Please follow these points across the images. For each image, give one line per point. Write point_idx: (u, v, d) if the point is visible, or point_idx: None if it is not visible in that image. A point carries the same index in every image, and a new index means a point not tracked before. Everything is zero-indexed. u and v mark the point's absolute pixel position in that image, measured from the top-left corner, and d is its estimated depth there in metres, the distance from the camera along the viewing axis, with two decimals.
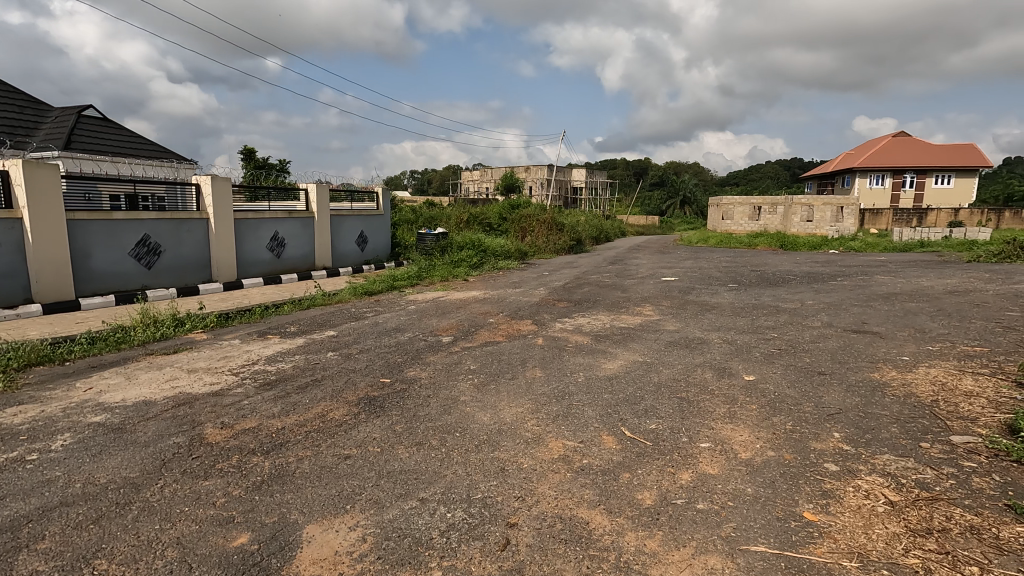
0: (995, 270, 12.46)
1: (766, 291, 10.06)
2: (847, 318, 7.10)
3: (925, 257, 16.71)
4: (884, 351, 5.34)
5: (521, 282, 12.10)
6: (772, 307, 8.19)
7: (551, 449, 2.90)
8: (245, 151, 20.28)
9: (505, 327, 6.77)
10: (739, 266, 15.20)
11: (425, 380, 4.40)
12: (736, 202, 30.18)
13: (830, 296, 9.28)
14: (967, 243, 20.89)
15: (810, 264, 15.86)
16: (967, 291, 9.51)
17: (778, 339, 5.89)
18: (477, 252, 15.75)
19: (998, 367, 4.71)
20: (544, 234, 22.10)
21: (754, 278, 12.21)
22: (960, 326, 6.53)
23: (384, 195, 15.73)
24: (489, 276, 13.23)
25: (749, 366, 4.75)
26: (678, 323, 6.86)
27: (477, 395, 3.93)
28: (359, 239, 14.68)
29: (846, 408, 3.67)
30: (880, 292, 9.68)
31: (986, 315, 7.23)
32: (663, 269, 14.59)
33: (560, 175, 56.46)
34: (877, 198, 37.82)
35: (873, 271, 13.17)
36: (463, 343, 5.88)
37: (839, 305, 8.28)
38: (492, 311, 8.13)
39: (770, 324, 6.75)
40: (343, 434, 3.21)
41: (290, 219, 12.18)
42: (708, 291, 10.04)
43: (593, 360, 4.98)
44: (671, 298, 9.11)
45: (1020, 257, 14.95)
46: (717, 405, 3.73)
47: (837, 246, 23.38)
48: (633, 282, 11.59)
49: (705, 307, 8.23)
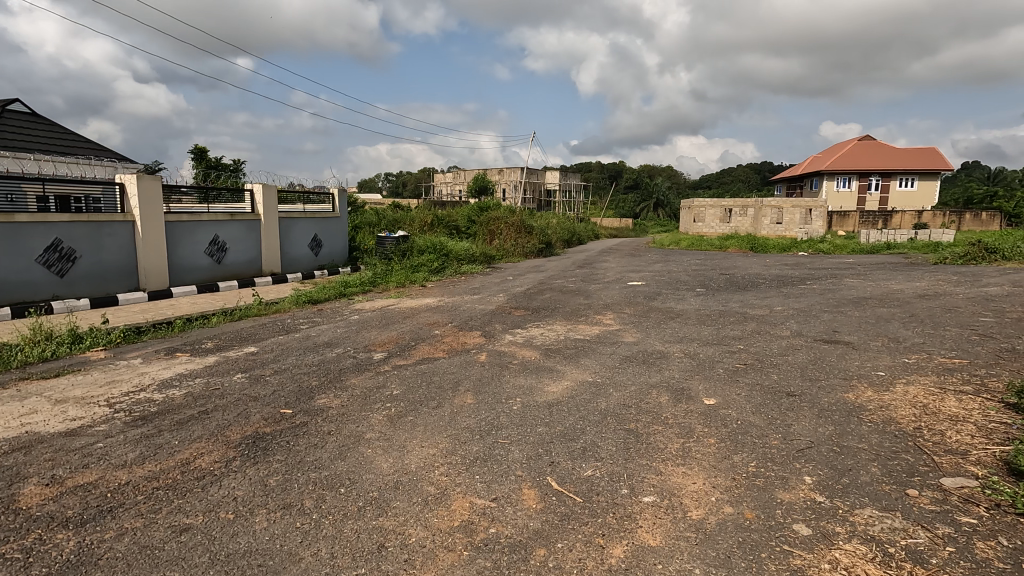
0: (962, 272, 12.28)
1: (734, 296, 9.61)
2: (817, 327, 6.65)
3: (892, 259, 16.63)
4: (857, 365, 4.87)
5: (481, 288, 11.47)
6: (740, 314, 7.71)
7: (453, 512, 2.28)
8: (196, 150, 19.21)
9: (449, 341, 6.13)
10: (708, 270, 14.83)
11: (333, 411, 3.72)
12: (707, 204, 30.07)
13: (800, 301, 8.88)
14: (931, 245, 20.99)
15: (780, 267, 15.59)
16: (937, 295, 9.21)
17: (745, 352, 5.37)
18: (439, 256, 15.06)
19: (981, 383, 4.25)
20: (512, 237, 21.50)
21: (722, 282, 11.79)
22: (935, 334, 6.12)
23: (340, 196, 14.93)
24: (449, 282, 12.58)
25: (710, 386, 4.20)
26: (639, 333, 6.31)
27: (387, 431, 3.28)
28: (312, 243, 13.85)
29: (818, 441, 3.13)
30: (850, 297, 9.32)
31: (959, 322, 6.86)
32: (631, 273, 14.11)
33: (534, 178, 56.05)
34: (844, 201, 38.15)
35: (842, 274, 12.90)
36: (396, 361, 5.22)
37: (809, 311, 7.85)
38: (439, 321, 7.46)
39: (736, 334, 6.25)
40: (196, 493, 2.54)
41: (232, 222, 11.34)
42: (674, 297, 9.56)
43: (536, 381, 4.37)
44: (635, 305, 8.58)
45: (984, 258, 14.92)
46: (669, 440, 3.15)
47: (806, 248, 23.33)
48: (598, 288, 11.06)
49: (669, 315, 7.72)
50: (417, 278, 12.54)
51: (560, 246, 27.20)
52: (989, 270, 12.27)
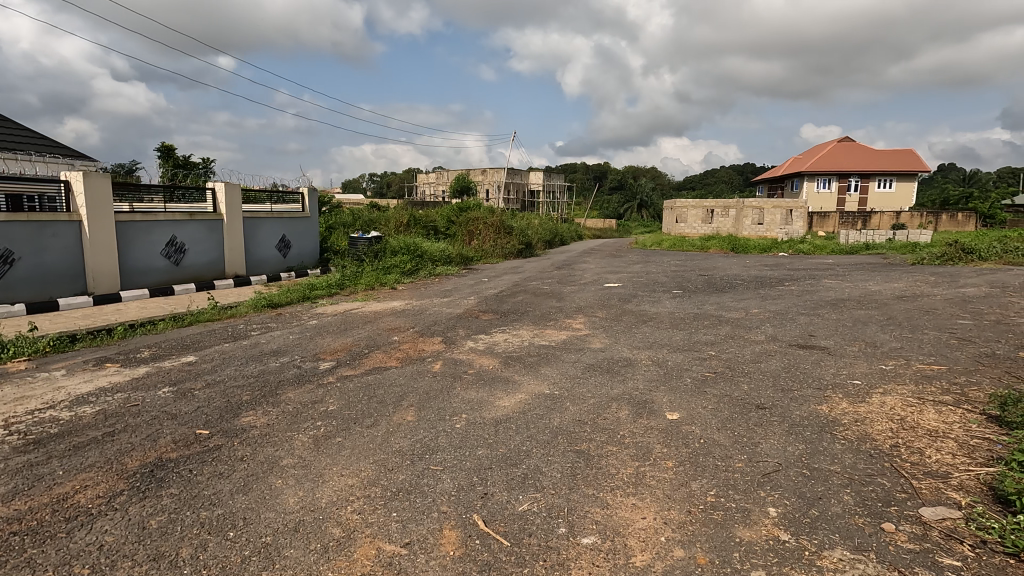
0: (940, 272, 12.20)
1: (711, 298, 9.36)
2: (793, 331, 6.39)
3: (871, 260, 16.59)
4: (833, 373, 4.59)
5: (453, 290, 11.09)
6: (715, 317, 7.44)
7: (354, 563, 1.93)
8: (163, 148, 18.55)
9: (405, 348, 5.75)
10: (688, 270, 14.62)
11: (255, 432, 3.33)
12: (689, 205, 29.96)
13: (777, 303, 8.64)
14: (909, 245, 21.05)
15: (760, 268, 15.44)
16: (915, 297, 9.04)
17: (716, 359, 5.08)
18: (413, 258, 14.65)
19: (962, 393, 3.99)
20: (491, 238, 21.14)
21: (700, 283, 11.57)
22: (912, 338, 5.88)
23: (310, 195, 14.44)
24: (421, 284, 12.19)
25: (676, 398, 3.88)
26: (608, 339, 5.99)
27: (307, 456, 2.90)
28: (279, 244, 13.35)
29: (786, 464, 2.82)
30: (828, 298, 9.12)
31: (937, 325, 6.65)
32: (609, 274, 13.84)
33: (518, 178, 55.76)
34: (825, 202, 38.51)
35: (821, 275, 12.76)
36: (343, 371, 4.83)
37: (785, 314, 7.61)
38: (401, 327, 7.07)
39: (709, 339, 5.96)
40: (56, 540, 2.14)
41: (191, 222, 10.83)
42: (650, 299, 9.28)
43: (488, 393, 4.02)
44: (608, 308, 8.28)
45: (961, 259, 14.91)
46: (622, 464, 2.82)
47: (787, 249, 23.31)
48: (573, 290, 10.75)
49: (642, 319, 7.42)
50: (388, 280, 12.13)
51: (541, 247, 26.88)
52: (966, 270, 12.20)
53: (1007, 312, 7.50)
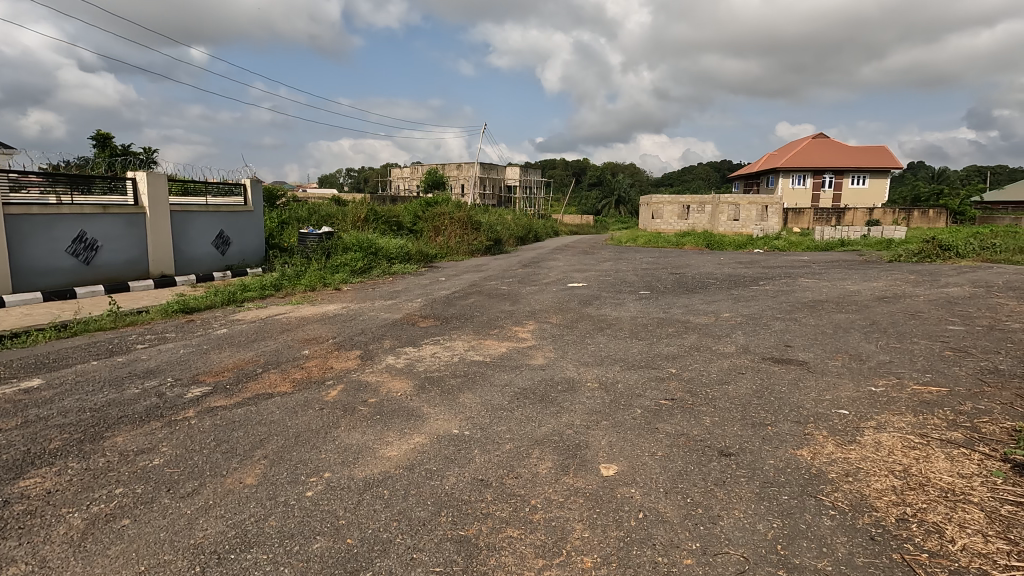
0: (919, 270, 11.66)
1: (679, 300, 8.59)
2: (767, 340, 5.60)
3: (847, 257, 16.10)
4: (813, 398, 3.78)
5: (402, 291, 10.13)
6: (680, 323, 6.64)
7: None
8: (100, 137, 17.20)
9: (309, 367, 4.79)
10: (659, 268, 13.90)
11: (18, 507, 2.35)
12: (666, 201, 29.34)
13: (750, 306, 7.88)
14: (884, 242, 20.70)
15: (734, 266, 14.80)
16: (897, 298, 8.40)
17: (677, 380, 4.23)
18: (367, 255, 13.62)
19: (972, 429, 3.20)
20: (458, 234, 20.20)
21: (670, 283, 10.83)
22: (901, 349, 5.13)
23: (253, 187, 13.31)
24: (370, 284, 11.20)
25: (617, 441, 3.01)
26: (554, 352, 5.12)
27: (53, 559, 1.95)
28: (215, 240, 12.21)
29: (754, 559, 1.97)
30: (805, 300, 8.43)
31: (925, 332, 5.94)
32: (575, 273, 13.02)
33: (494, 174, 54.82)
34: (800, 198, 38.16)
35: (797, 274, 12.15)
36: (213, 401, 3.86)
37: (759, 319, 6.82)
38: (322, 337, 6.11)
39: (671, 352, 5.13)
40: None
41: (105, 216, 9.69)
42: (613, 302, 8.45)
43: (378, 435, 3.10)
44: (565, 313, 7.41)
45: (938, 256, 14.45)
46: (519, 566, 1.93)
47: (762, 245, 22.83)
48: (533, 291, 9.90)
49: (599, 326, 6.57)
50: (333, 280, 11.12)
51: (512, 244, 25.99)
52: (946, 268, 11.67)
53: (997, 316, 6.86)
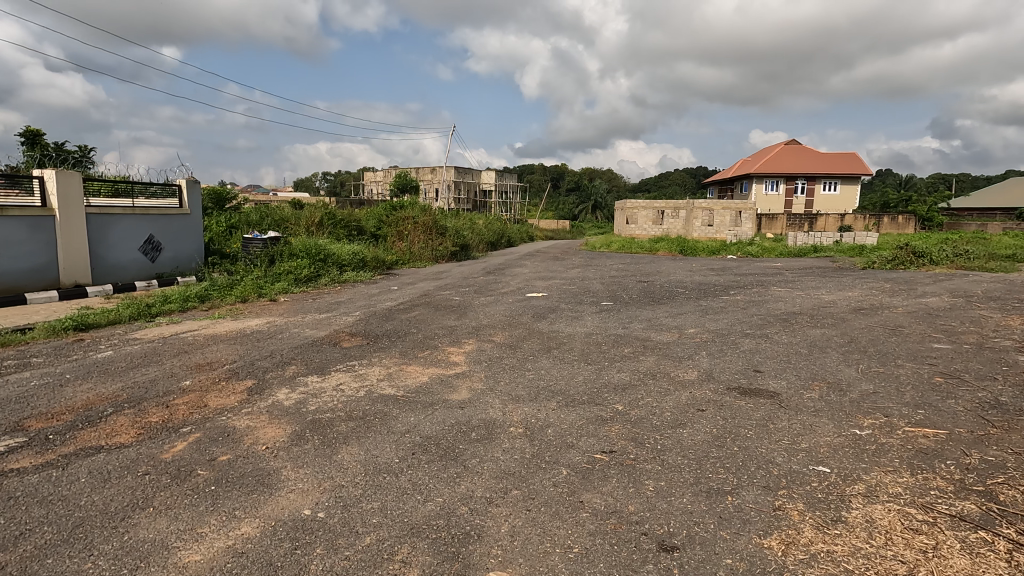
0: (894, 278, 11.14)
1: (643, 312, 7.87)
2: (733, 364, 4.86)
3: (821, 264, 15.62)
4: (786, 449, 3.03)
5: (344, 303, 9.22)
6: (639, 341, 5.89)
7: None
8: (30, 133, 15.93)
9: (176, 405, 3.88)
10: (628, 276, 13.21)
11: None
12: (640, 206, 28.79)
13: (718, 320, 7.17)
14: (857, 248, 20.39)
15: (705, 273, 14.22)
16: (874, 310, 7.80)
17: (621, 421, 3.44)
18: (315, 261, 12.65)
19: (987, 498, 2.47)
20: (421, 239, 19.32)
21: (637, 293, 10.11)
22: (885, 376, 4.42)
23: (189, 188, 12.25)
24: (311, 295, 10.26)
25: (522, 527, 2.21)
26: (483, 382, 4.29)
27: None
28: (143, 245, 11.13)
29: None
30: (777, 312, 7.78)
31: (909, 352, 5.27)
32: (538, 281, 12.27)
33: (470, 178, 53.99)
34: (772, 204, 38.21)
35: (769, 282, 11.58)
36: (14, 460, 2.94)
37: (726, 337, 6.10)
38: (219, 361, 5.18)
39: (621, 381, 4.35)
40: None
41: (3, 218, 8.61)
42: (570, 315, 7.68)
43: (195, 521, 2.24)
44: (513, 329, 6.60)
45: (912, 263, 14.04)
46: None
47: (735, 251, 22.42)
48: (487, 302, 9.08)
49: (548, 345, 5.77)
50: (270, 290, 10.14)
51: (481, 250, 25.17)
52: (921, 276, 11.22)
53: (984, 331, 6.26)
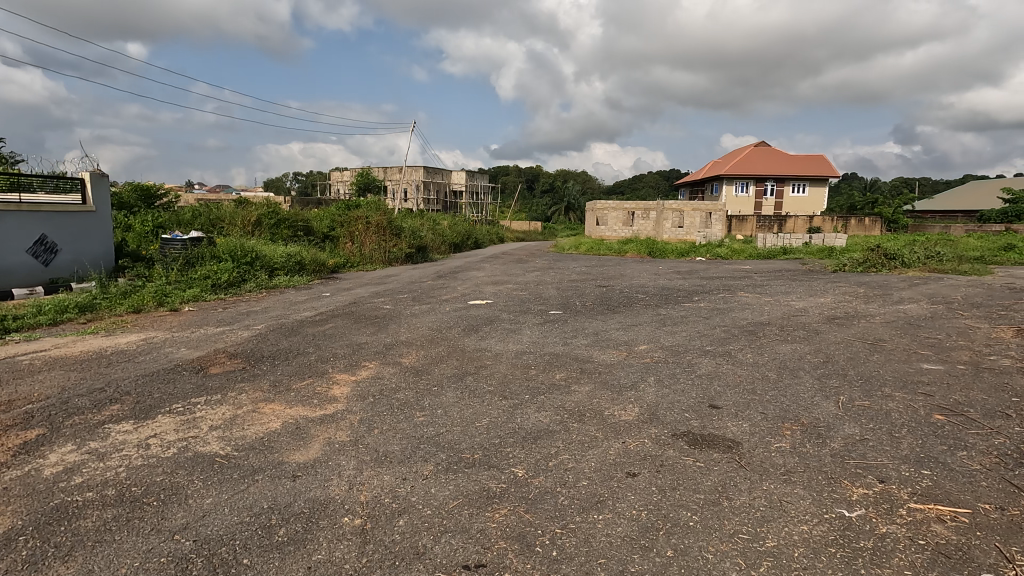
0: (867, 282, 10.42)
1: (592, 324, 6.89)
2: (686, 398, 3.86)
3: (790, 267, 14.97)
4: (742, 553, 2.03)
5: (254, 314, 8.01)
6: (578, 363, 4.88)
7: None
8: None
9: None
10: (589, 281, 12.26)
11: None
12: (610, 207, 27.95)
13: (675, 334, 6.22)
14: (827, 250, 19.90)
15: (671, 277, 13.40)
16: (849, 319, 6.98)
17: (514, 501, 2.39)
18: (242, 264, 11.35)
19: None
20: (373, 240, 18.09)
21: (593, 300, 9.16)
22: (873, 415, 3.49)
23: (95, 183, 10.87)
24: (224, 304, 9.02)
25: None
26: (352, 431, 3.19)
27: None
28: (35, 246, 9.72)
29: None
30: (743, 322, 6.89)
31: (896, 376, 4.37)
32: (489, 286, 11.23)
33: (440, 179, 52.72)
34: (743, 205, 37.96)
35: (737, 286, 10.78)
36: None
37: (682, 356, 5.13)
38: (25, 398, 3.95)
39: (537, 425, 3.31)
40: None
41: None
42: (508, 327, 6.65)
43: None
44: (432, 348, 5.51)
45: (884, 265, 13.44)
46: None
47: (705, 253, 21.78)
48: (422, 311, 7.99)
49: (465, 368, 4.70)
50: (176, 298, 8.87)
51: (443, 252, 24.04)
52: (895, 280, 10.53)
53: (975, 346, 5.44)
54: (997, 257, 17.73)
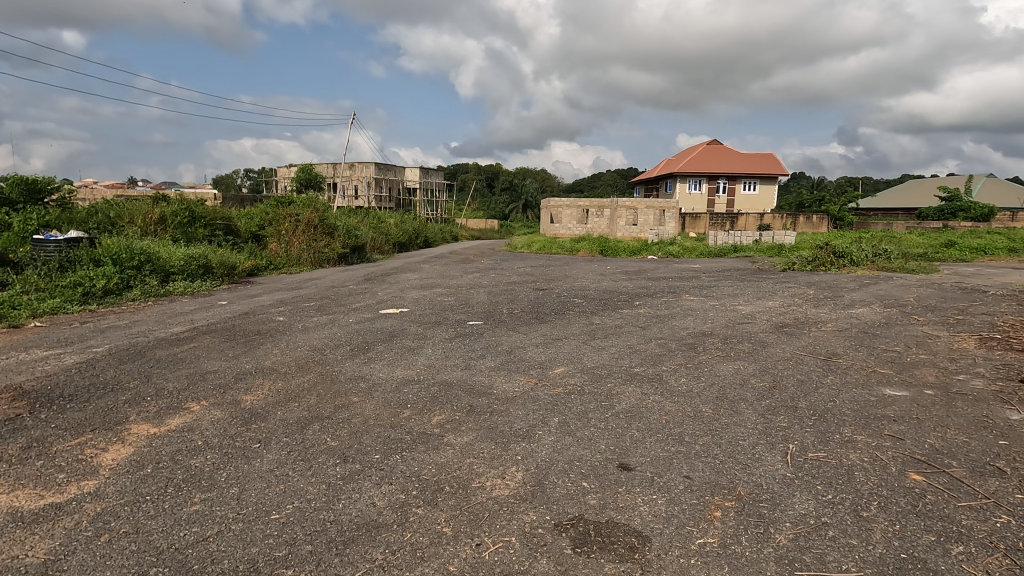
0: (817, 283, 9.86)
1: (512, 338, 5.88)
2: (589, 455, 2.87)
3: (740, 266, 14.46)
4: None
5: (113, 330, 6.64)
6: (468, 397, 3.84)
7: None
8: None
9: None
10: (530, 284, 11.31)
11: None
12: (564, 204, 27.16)
13: (603, 351, 5.26)
14: (776, 248, 19.66)
15: (618, 278, 12.61)
16: (799, 327, 6.23)
17: None
18: (128, 268, 9.86)
19: None
20: (302, 240, 16.66)
21: (526, 306, 8.20)
22: (832, 477, 2.58)
23: None
24: (86, 317, 7.58)
25: None
26: (62, 543, 2.06)
27: None
28: None
29: None
30: (683, 333, 6.04)
31: (855, 409, 3.51)
32: (416, 291, 10.12)
33: (394, 176, 50.97)
34: (696, 203, 37.97)
35: (684, 288, 10.06)
36: None
37: (602, 384, 4.16)
38: None
39: (361, 516, 2.26)
40: None
41: None
42: (408, 344, 5.57)
43: None
44: (296, 378, 4.37)
45: (833, 264, 13.03)
46: None
47: (657, 251, 21.24)
48: (319, 324, 6.82)
49: (318, 411, 3.59)
50: (24, 313, 7.37)
51: (387, 252, 22.71)
52: (845, 280, 9.99)
53: (939, 362, 4.70)
54: (939, 254, 17.79)
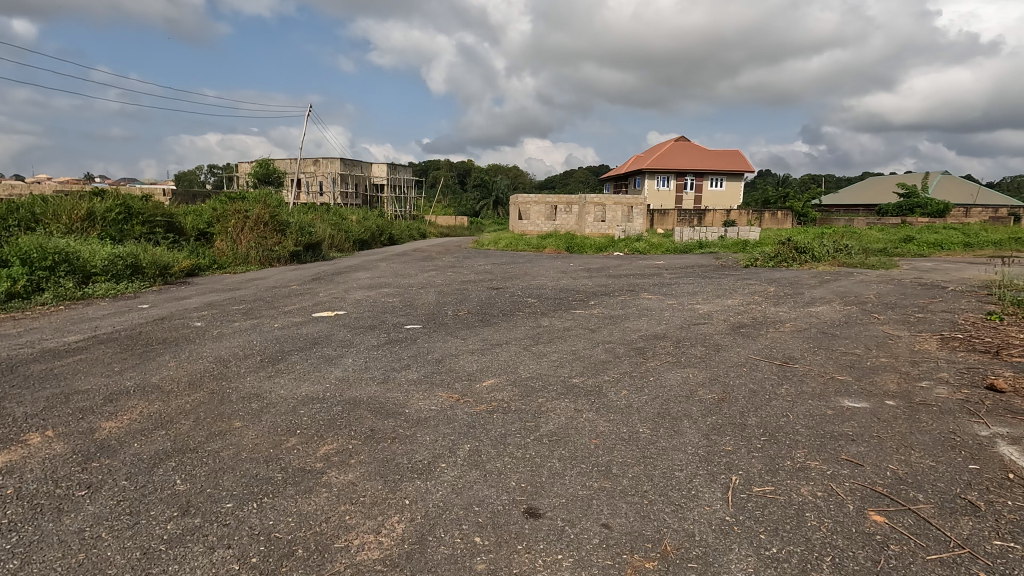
0: (778, 279, 9.60)
1: (449, 344, 5.34)
2: (494, 496, 2.35)
3: (704, 263, 14.22)
4: None
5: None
6: (372, 420, 3.28)
7: None
8: None
9: None
10: (486, 282, 10.78)
11: None
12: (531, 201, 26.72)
13: (544, 359, 4.76)
14: (741, 243, 19.59)
15: (579, 275, 12.19)
16: (756, 328, 5.86)
17: None
18: (40, 268, 8.96)
19: None
20: (251, 237, 15.78)
21: (475, 308, 7.67)
22: (780, 521, 2.13)
23: None
24: None
25: None
26: None
27: None
28: None
29: None
30: (635, 336, 5.59)
31: (811, 427, 3.08)
32: (362, 291, 9.50)
33: (360, 172, 49.81)
34: (664, 199, 38.00)
35: (645, 285, 9.69)
36: None
37: (532, 400, 3.65)
38: None
39: None
40: None
41: None
42: (330, 353, 4.98)
43: None
44: (181, 398, 3.74)
45: (795, 260, 12.86)
46: None
47: (623, 247, 20.96)
48: (240, 330, 6.17)
49: (184, 441, 2.99)
50: None
51: (348, 250, 21.89)
52: (806, 276, 9.76)
53: (901, 366, 4.34)
54: (898, 249, 17.93)
